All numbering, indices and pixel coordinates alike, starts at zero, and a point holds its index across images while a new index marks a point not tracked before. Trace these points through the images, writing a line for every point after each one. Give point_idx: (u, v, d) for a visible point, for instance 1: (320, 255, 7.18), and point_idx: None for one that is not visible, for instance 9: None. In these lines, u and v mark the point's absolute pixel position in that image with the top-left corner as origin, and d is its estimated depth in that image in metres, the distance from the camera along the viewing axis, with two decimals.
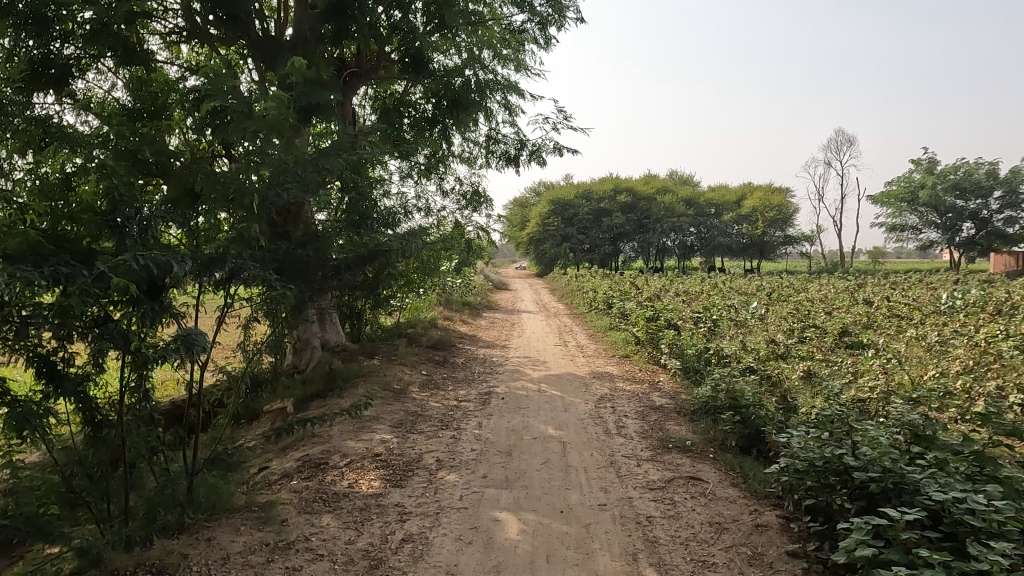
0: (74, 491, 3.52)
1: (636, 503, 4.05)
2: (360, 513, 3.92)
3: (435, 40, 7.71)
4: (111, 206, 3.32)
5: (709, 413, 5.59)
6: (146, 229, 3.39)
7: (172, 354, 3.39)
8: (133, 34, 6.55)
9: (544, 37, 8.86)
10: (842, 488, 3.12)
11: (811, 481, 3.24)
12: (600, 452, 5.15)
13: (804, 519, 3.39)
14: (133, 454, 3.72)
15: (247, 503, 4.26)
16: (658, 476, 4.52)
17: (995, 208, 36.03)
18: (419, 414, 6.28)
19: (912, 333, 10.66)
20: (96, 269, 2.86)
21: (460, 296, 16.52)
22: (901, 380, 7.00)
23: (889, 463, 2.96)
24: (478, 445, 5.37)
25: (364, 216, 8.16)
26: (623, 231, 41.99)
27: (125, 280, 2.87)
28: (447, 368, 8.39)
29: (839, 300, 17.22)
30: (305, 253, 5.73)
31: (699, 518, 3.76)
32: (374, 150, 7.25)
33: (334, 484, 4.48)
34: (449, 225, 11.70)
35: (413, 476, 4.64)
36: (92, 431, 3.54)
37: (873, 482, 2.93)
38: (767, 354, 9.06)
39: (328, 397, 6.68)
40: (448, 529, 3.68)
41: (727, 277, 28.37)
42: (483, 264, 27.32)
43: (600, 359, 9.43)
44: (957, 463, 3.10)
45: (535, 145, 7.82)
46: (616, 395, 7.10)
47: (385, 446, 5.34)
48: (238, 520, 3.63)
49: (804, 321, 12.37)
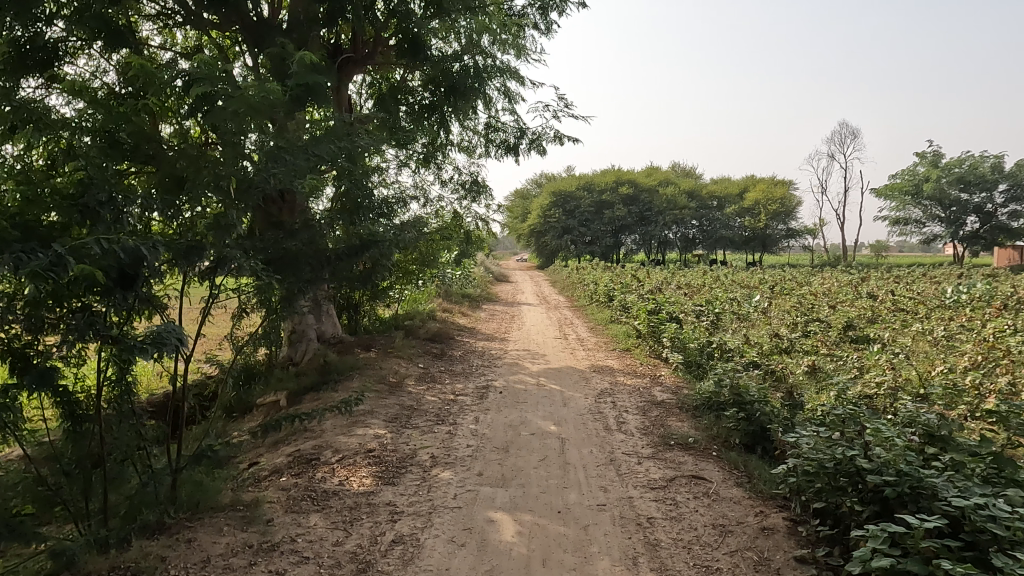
0: (51, 489, 3.40)
1: (637, 503, 3.90)
2: (349, 512, 3.78)
3: (434, 25, 7.50)
4: (81, 189, 3.09)
5: (712, 409, 5.44)
6: (122, 214, 3.16)
7: (143, 347, 3.14)
8: (120, 16, 6.34)
9: (546, 23, 8.65)
10: (853, 491, 2.95)
11: (822, 483, 3.08)
12: (599, 449, 5.00)
13: (813, 522, 3.24)
14: (115, 450, 3.56)
15: (233, 501, 4.12)
16: (659, 475, 4.37)
17: (999, 202, 35.77)
18: (414, 408, 6.13)
19: (918, 327, 10.49)
20: (54, 253, 2.61)
21: (460, 288, 16.37)
22: (909, 376, 6.84)
23: (905, 466, 2.78)
24: (474, 441, 5.22)
25: (360, 206, 7.98)
26: (625, 224, 41.76)
27: (83, 266, 2.62)
28: (445, 361, 8.23)
29: (842, 294, 17.05)
30: (297, 243, 5.57)
31: (702, 520, 3.62)
32: (370, 138, 7.06)
33: (324, 481, 4.34)
34: (448, 216, 11.52)
35: (406, 473, 4.50)
36: (72, 426, 3.38)
37: (889, 486, 2.75)
38: (770, 348, 8.91)
39: (321, 391, 6.53)
40: (440, 531, 3.53)
41: (729, 271, 28.15)
42: (483, 256, 27.14)
43: (600, 353, 9.28)
44: (974, 465, 2.94)
45: (536, 133, 7.63)
46: (617, 389, 6.95)
47: (378, 442, 5.20)
48: (221, 521, 3.49)
49: (808, 315, 12.20)
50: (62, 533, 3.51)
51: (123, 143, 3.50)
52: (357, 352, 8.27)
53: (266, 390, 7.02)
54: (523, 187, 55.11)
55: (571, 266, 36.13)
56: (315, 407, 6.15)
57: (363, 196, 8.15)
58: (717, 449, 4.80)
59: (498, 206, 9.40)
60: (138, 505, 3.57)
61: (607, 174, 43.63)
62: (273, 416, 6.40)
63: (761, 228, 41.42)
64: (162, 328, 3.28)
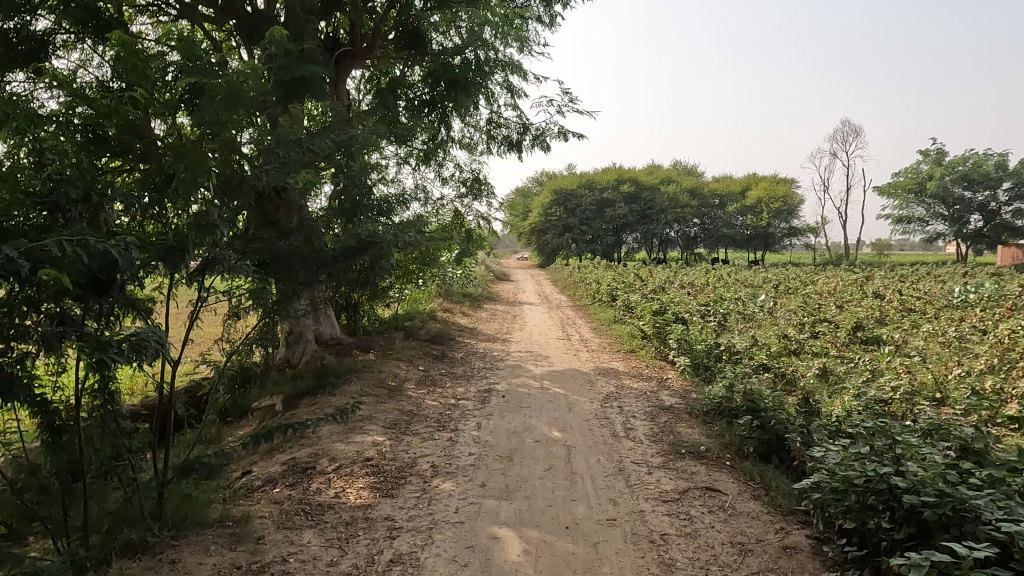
0: (32, 505, 3.21)
1: (649, 518, 3.69)
2: (345, 528, 3.57)
3: (434, 17, 7.29)
4: (49, 186, 2.74)
5: (724, 415, 5.23)
6: (98, 212, 2.83)
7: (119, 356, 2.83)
8: (109, 7, 6.12)
9: (549, 15, 8.43)
10: (886, 511, 2.74)
11: (851, 501, 2.88)
12: (607, 457, 4.79)
13: (839, 542, 3.04)
14: (98, 463, 3.35)
15: (223, 515, 3.91)
16: (671, 486, 4.16)
17: (1003, 200, 35.53)
18: (414, 413, 5.92)
19: (929, 327, 10.28)
20: (7, 254, 2.26)
21: (460, 287, 16.17)
22: (925, 380, 6.63)
23: (946, 486, 2.57)
24: (477, 449, 5.01)
25: (360, 204, 7.78)
26: (627, 222, 41.54)
27: (43, 271, 2.28)
28: (446, 363, 8.03)
29: (848, 293, 16.83)
30: (292, 243, 5.36)
31: (719, 537, 3.41)
32: (368, 133, 6.85)
33: (319, 493, 4.14)
34: (449, 214, 11.32)
35: (405, 484, 4.29)
36: (52, 437, 3.17)
37: (928, 508, 2.54)
38: (779, 350, 8.70)
39: (319, 395, 6.33)
40: (441, 549, 3.33)
41: (731, 269, 27.93)
42: (484, 255, 26.97)
43: (604, 354, 9.07)
44: (1017, 483, 2.73)
45: (539, 129, 7.42)
46: (623, 393, 6.75)
47: (376, 450, 4.99)
48: (208, 539, 3.28)
49: (815, 315, 11.98)
50: (40, 551, 3.31)
51: (113, 138, 3.30)
52: (356, 354, 8.07)
53: (262, 394, 6.82)
54: (524, 186, 54.90)
55: (572, 265, 35.98)
56: (312, 413, 5.95)
57: (362, 194, 7.94)
58: (730, 459, 4.59)
59: (500, 204, 9.19)
60: (121, 521, 3.37)
61: (608, 172, 43.41)
62: (268, 421, 6.20)
63: (763, 227, 41.22)
64: (142, 331, 3.02)
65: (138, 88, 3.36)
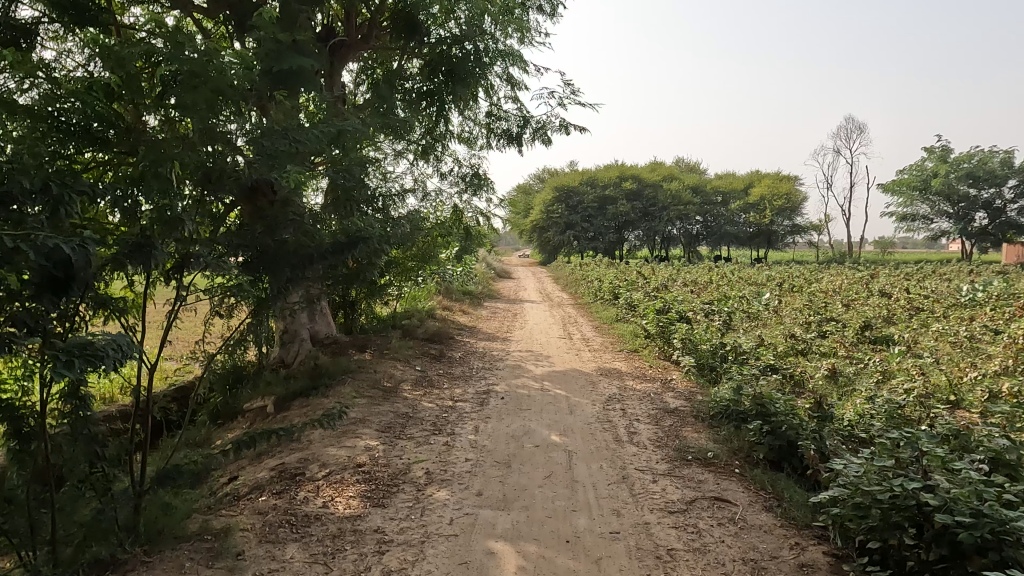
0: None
1: (655, 531, 3.48)
2: (332, 542, 3.37)
3: (432, 6, 7.05)
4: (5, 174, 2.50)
5: (732, 420, 5.02)
6: (59, 204, 2.54)
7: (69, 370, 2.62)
8: None
9: (551, 5, 8.19)
10: (914, 531, 2.53)
11: (873, 519, 2.66)
12: (610, 463, 4.58)
13: (860, 561, 2.82)
14: (71, 473, 3.15)
15: (205, 526, 3.71)
16: (677, 496, 3.95)
17: (1009, 198, 35.22)
18: (409, 416, 5.72)
19: (939, 327, 10.05)
20: None
21: (461, 285, 15.97)
22: (938, 382, 6.40)
23: (982, 506, 2.36)
24: (474, 455, 4.80)
25: (356, 199, 7.56)
26: (629, 220, 41.29)
27: None
28: (444, 363, 7.81)
29: (854, 292, 16.58)
30: None
31: (730, 553, 3.20)
32: (364, 126, 6.63)
33: (307, 502, 3.93)
34: (448, 210, 11.09)
35: (398, 493, 4.09)
36: (19, 445, 2.97)
37: (963, 530, 2.32)
38: (786, 351, 8.48)
39: (311, 396, 6.12)
40: (433, 566, 3.12)
41: (734, 267, 27.70)
42: (485, 252, 26.75)
43: (607, 354, 8.86)
44: None
45: (540, 122, 7.19)
46: (626, 395, 6.53)
47: (369, 455, 4.79)
48: (184, 555, 3.08)
49: (821, 314, 11.75)
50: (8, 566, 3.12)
51: (90, 127, 3.09)
52: (352, 353, 7.87)
53: (255, 395, 6.61)
54: (526, 183, 54.65)
55: (574, 263, 35.81)
56: (304, 415, 5.74)
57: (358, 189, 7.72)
58: (740, 466, 4.37)
59: (500, 200, 8.96)
60: (94, 535, 3.17)
61: (611, 168, 43.15)
62: (259, 423, 6.00)
63: (766, 225, 40.97)
64: (101, 340, 2.82)
65: (118, 73, 3.13)
